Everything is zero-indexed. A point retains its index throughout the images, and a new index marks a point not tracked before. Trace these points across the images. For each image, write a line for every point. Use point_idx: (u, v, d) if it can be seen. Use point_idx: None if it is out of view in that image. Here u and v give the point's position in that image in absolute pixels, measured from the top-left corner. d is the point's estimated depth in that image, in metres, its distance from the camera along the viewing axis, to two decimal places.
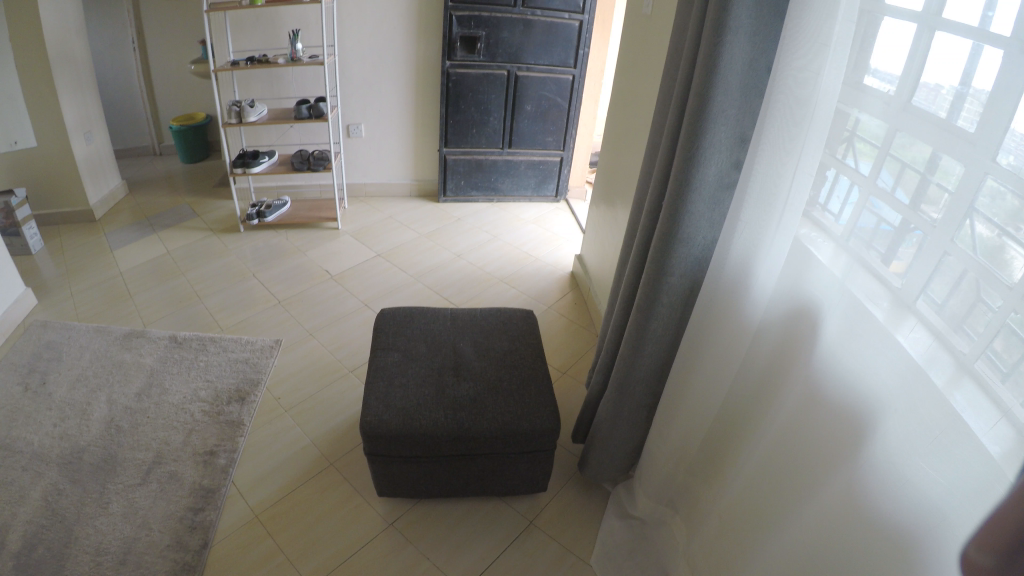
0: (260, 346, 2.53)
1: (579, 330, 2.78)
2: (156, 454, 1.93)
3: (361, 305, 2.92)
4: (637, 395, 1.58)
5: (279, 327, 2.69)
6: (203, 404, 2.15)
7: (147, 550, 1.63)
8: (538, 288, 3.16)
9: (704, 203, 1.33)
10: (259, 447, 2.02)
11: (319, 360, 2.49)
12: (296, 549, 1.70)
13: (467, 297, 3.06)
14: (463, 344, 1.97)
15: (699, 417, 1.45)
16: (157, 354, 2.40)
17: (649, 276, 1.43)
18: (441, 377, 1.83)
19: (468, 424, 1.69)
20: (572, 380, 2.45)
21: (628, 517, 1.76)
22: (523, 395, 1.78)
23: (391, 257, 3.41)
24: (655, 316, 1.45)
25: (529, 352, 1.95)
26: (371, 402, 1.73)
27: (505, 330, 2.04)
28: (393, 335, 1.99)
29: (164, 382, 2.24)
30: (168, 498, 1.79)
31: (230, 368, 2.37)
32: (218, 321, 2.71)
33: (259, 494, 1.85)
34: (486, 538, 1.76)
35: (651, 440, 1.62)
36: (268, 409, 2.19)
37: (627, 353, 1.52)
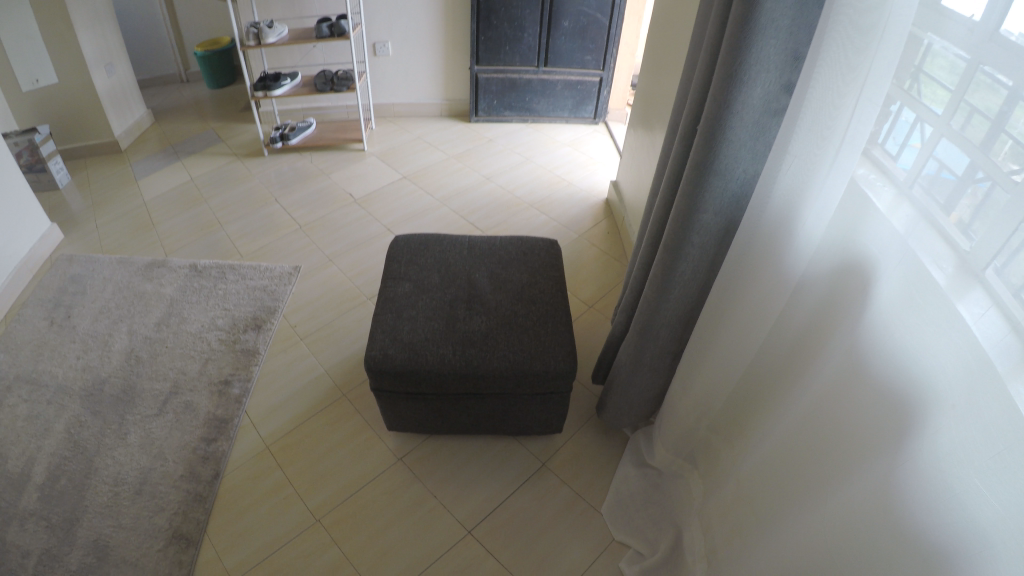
0: (277, 274, 2.45)
1: (611, 263, 2.55)
2: (174, 385, 1.92)
3: (384, 230, 2.79)
4: (662, 341, 1.39)
5: (299, 256, 2.58)
6: (220, 333, 2.12)
7: (161, 481, 1.65)
8: (570, 214, 2.91)
9: (745, 131, 1.05)
10: (273, 376, 1.99)
11: (338, 289, 2.39)
12: (305, 482, 1.67)
13: (493, 223, 2.85)
14: (479, 275, 1.74)
15: (720, 383, 1.27)
16: (177, 283, 2.37)
17: (674, 219, 1.19)
18: (452, 311, 1.61)
19: (477, 361, 1.49)
20: (601, 315, 2.26)
21: (645, 467, 1.65)
22: (538, 332, 1.56)
23: (417, 180, 3.23)
24: (680, 265, 1.23)
25: (549, 282, 1.72)
26: (377, 336, 1.54)
27: (526, 259, 1.81)
28: (405, 264, 1.78)
29: (183, 312, 2.21)
30: (183, 429, 1.79)
31: (247, 296, 2.31)
32: (238, 249, 2.62)
33: (271, 425, 1.83)
34: (496, 479, 1.69)
35: (672, 391, 1.44)
36: (284, 337, 2.14)
37: (647, 304, 1.32)
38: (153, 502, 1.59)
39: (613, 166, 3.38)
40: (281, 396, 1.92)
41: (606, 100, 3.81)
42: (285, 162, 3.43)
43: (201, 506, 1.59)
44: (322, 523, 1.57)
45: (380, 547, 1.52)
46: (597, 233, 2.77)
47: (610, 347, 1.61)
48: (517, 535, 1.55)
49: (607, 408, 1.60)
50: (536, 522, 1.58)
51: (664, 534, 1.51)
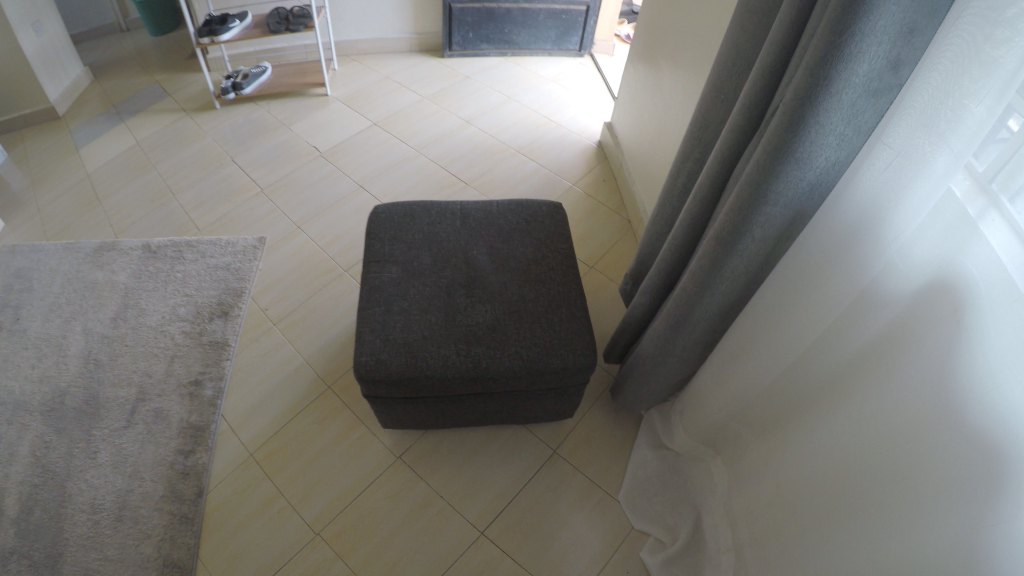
0: (241, 248, 2.21)
1: (607, 216, 2.33)
2: (140, 390, 1.73)
3: (357, 187, 2.53)
4: (696, 334, 1.24)
5: (263, 227, 2.33)
6: (184, 325, 1.90)
7: (142, 504, 1.51)
8: (560, 160, 2.66)
9: (837, 116, 0.84)
10: (248, 370, 1.82)
11: (310, 262, 2.18)
12: (298, 491, 1.55)
13: (477, 175, 2.59)
14: (480, 252, 1.48)
15: (761, 384, 1.13)
16: (130, 268, 2.10)
17: (728, 207, 1.02)
18: (452, 300, 1.37)
19: (483, 361, 1.28)
20: (602, 277, 2.07)
21: (662, 449, 1.55)
22: (544, 321, 1.34)
23: (388, 126, 2.92)
24: (731, 260, 1.07)
25: (551, 256, 1.48)
26: (366, 336, 1.29)
27: (520, 228, 1.54)
28: (388, 242, 1.49)
29: (141, 302, 1.97)
30: (156, 442, 1.63)
31: (210, 278, 2.07)
32: (194, 224, 2.34)
33: (252, 429, 1.68)
34: (504, 472, 1.58)
35: (703, 378, 1.31)
36: (256, 323, 1.95)
37: (682, 296, 1.17)
38: (137, 529, 1.46)
39: (604, 104, 3.08)
40: (258, 393, 1.76)
41: (593, 30, 3.43)
42: (240, 115, 3.07)
43: (189, 529, 1.47)
44: (322, 537, 1.46)
45: (388, 559, 1.43)
46: (590, 181, 2.53)
47: (628, 328, 1.44)
48: (531, 531, 1.47)
49: (624, 391, 1.48)
50: (550, 517, 1.49)
51: (683, 520, 1.42)
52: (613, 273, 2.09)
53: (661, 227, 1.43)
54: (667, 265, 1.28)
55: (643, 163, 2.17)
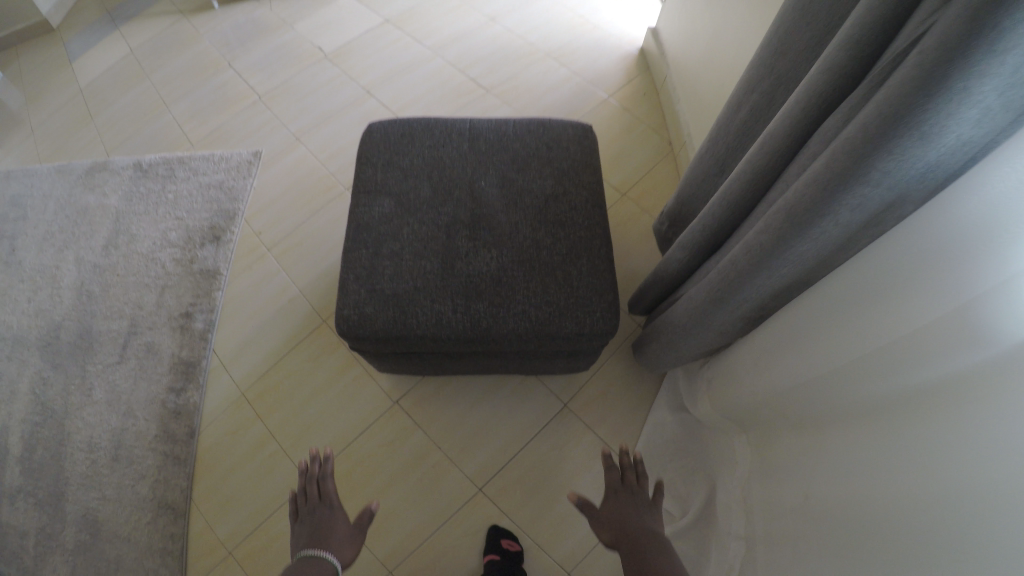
0: (235, 163, 1.84)
1: (643, 135, 1.93)
2: (131, 323, 1.53)
3: (362, 94, 2.07)
4: (730, 318, 0.96)
5: (256, 135, 1.94)
6: (174, 251, 1.63)
7: (137, 443, 1.38)
8: (598, 65, 2.19)
9: (996, 73, 0.47)
10: (238, 304, 1.56)
11: (307, 179, 1.80)
12: (289, 436, 1.36)
13: (500, 79, 2.11)
14: (507, 175, 0.99)
15: (805, 398, 0.88)
16: (121, 188, 1.78)
17: (795, 188, 0.71)
18: (460, 241, 0.93)
19: (487, 323, 0.88)
20: (633, 208, 1.68)
21: (683, 413, 1.35)
22: (570, 273, 0.91)
23: (401, 23, 2.33)
24: (783, 262, 0.77)
25: (591, 174, 1.00)
26: (347, 281, 0.90)
27: (550, 131, 1.04)
28: (380, 147, 1.03)
29: (130, 227, 1.69)
30: (149, 379, 1.45)
31: (201, 199, 1.74)
32: (187, 138, 1.92)
33: (246, 366, 1.46)
34: (511, 425, 1.37)
35: (737, 357, 1.05)
36: (249, 250, 1.64)
37: (718, 284, 0.90)
38: (132, 470, 1.35)
39: None
40: (248, 330, 1.52)
41: None
42: (237, 12, 2.49)
43: (182, 469, 1.33)
44: None
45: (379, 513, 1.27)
46: (631, 92, 2.07)
47: (659, 280, 1.15)
48: (532, 490, 1.29)
49: (650, 348, 1.23)
50: (552, 478, 1.31)
51: (697, 491, 1.25)
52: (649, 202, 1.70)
53: (714, 165, 1.09)
54: (715, 227, 0.97)
55: (694, 72, 1.71)
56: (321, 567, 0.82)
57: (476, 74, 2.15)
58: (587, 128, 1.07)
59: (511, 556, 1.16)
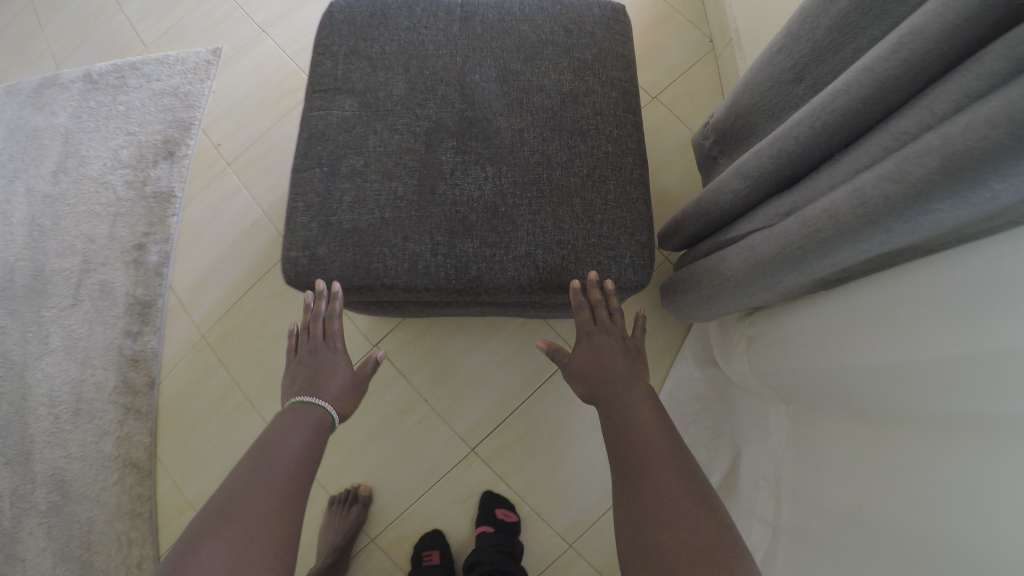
0: (190, 63, 1.28)
1: (683, 28, 1.27)
2: (84, 259, 1.16)
3: None
4: (795, 283, 0.70)
5: (214, 12, 1.32)
6: (125, 173, 1.20)
7: (98, 396, 1.10)
8: None
9: None
10: (198, 230, 1.16)
11: (273, 79, 1.25)
12: (256, 384, 1.05)
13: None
14: (509, 69, 0.73)
15: (876, 387, 0.64)
16: (69, 106, 1.32)
17: (953, 126, 0.43)
18: (440, 162, 0.70)
19: (478, 271, 0.67)
20: (664, 115, 1.20)
21: (711, 367, 1.09)
22: (590, 202, 0.69)
23: None
24: (902, 232, 0.51)
25: (623, 69, 0.74)
26: (296, 211, 0.71)
27: (571, 10, 0.76)
28: (343, 32, 0.78)
29: (81, 146, 1.26)
30: (105, 321, 1.13)
31: (154, 110, 1.25)
32: (141, 38, 1.34)
33: (206, 304, 1.11)
34: (516, 367, 1.01)
35: (801, 319, 0.78)
36: (206, 166, 1.20)
37: (790, 247, 0.64)
38: (97, 425, 1.08)
39: None
40: (212, 257, 1.14)
41: None
42: None
43: (145, 425, 1.07)
44: None
45: (358, 473, 0.97)
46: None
47: (698, 215, 0.85)
48: (526, 466, 0.97)
49: (676, 300, 0.95)
50: (560, 435, 0.98)
51: (720, 458, 1.04)
52: (686, 109, 1.21)
53: (786, 69, 0.75)
54: (791, 160, 0.66)
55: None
56: (310, 421, 0.62)
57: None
58: (619, 6, 0.77)
59: (510, 531, 0.90)
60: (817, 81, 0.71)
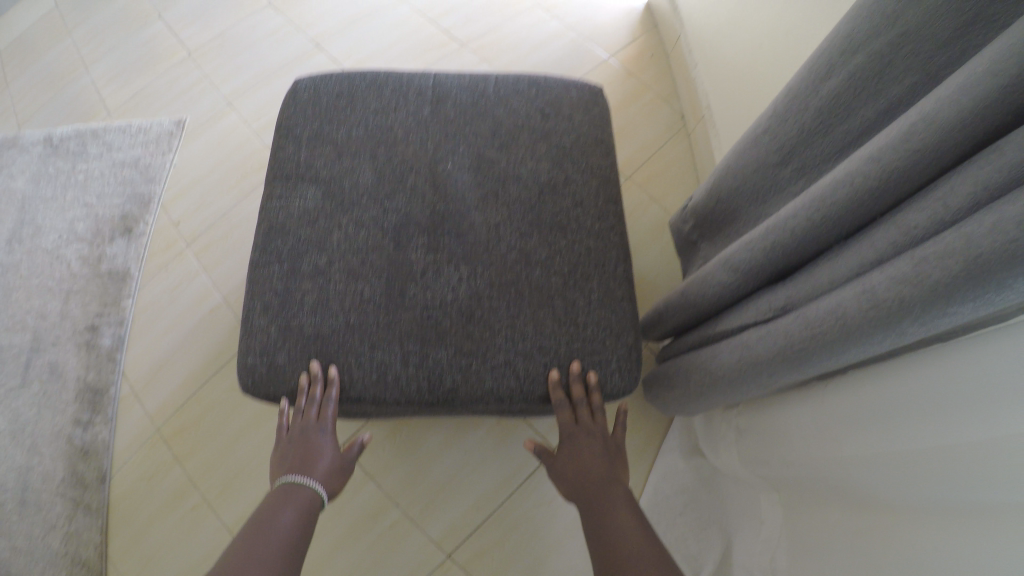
0: (153, 135, 1.26)
1: (654, 105, 1.26)
2: (34, 336, 1.08)
3: (309, 51, 1.35)
4: (788, 381, 0.64)
5: (178, 83, 1.33)
6: (79, 248, 1.14)
7: (45, 487, 0.98)
8: (611, 8, 1.39)
9: None
10: (154, 313, 1.09)
11: (234, 154, 1.23)
12: (216, 482, 0.95)
13: (479, 28, 1.35)
14: (481, 158, 0.69)
15: (888, 482, 0.56)
16: (27, 169, 1.24)
17: (977, 224, 0.38)
18: (408, 259, 0.65)
19: (453, 382, 0.61)
20: (639, 194, 1.16)
21: (698, 457, 1.01)
22: (573, 302, 0.64)
23: None
24: (915, 333, 0.45)
25: (603, 157, 0.71)
26: (252, 312, 0.64)
27: (546, 92, 0.73)
28: (306, 113, 0.73)
29: (36, 215, 1.18)
30: (54, 406, 1.03)
31: (112, 181, 1.21)
32: (104, 104, 1.33)
33: (162, 393, 1.03)
34: (497, 466, 0.95)
35: (793, 414, 0.72)
36: (163, 247, 1.15)
37: (789, 347, 0.58)
38: (43, 518, 0.96)
39: None
40: (168, 343, 1.07)
41: None
42: None
43: (93, 521, 0.95)
44: None
45: None
46: (652, 24, 1.37)
47: (684, 306, 0.80)
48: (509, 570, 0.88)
49: (662, 395, 0.88)
50: (541, 540, 0.90)
51: (710, 551, 0.91)
52: (661, 188, 1.17)
53: (771, 151, 0.71)
54: (785, 252, 0.62)
55: (700, 19, 1.17)
56: (297, 502, 0.56)
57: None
58: (595, 88, 0.75)
59: None
60: (806, 163, 0.67)
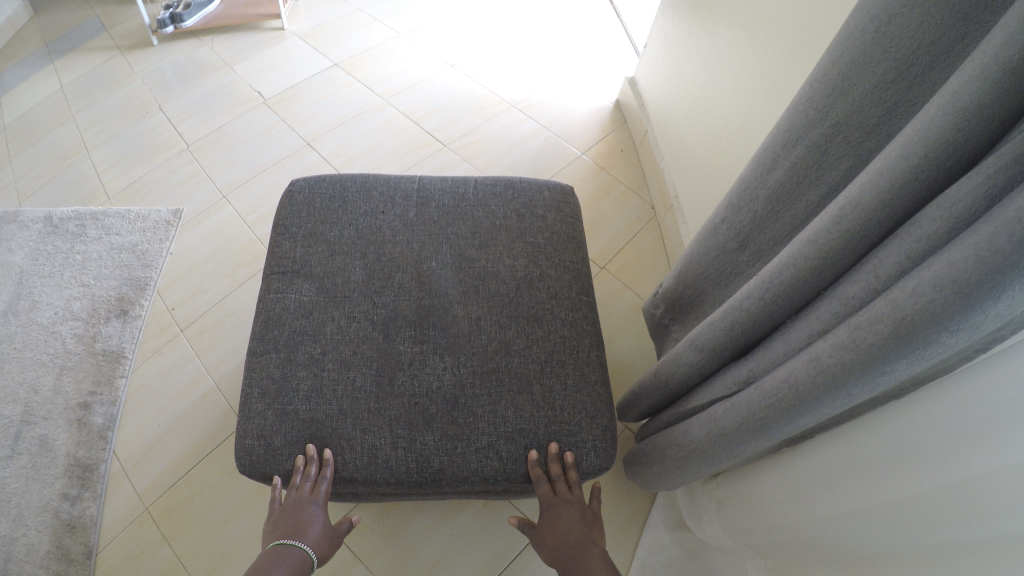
0: (151, 223, 1.34)
1: (625, 196, 1.38)
2: (25, 409, 1.08)
3: (302, 146, 1.46)
4: (755, 447, 0.67)
5: (177, 172, 1.43)
6: (75, 326, 1.17)
7: (28, 559, 0.95)
8: (580, 109, 1.54)
9: None
10: (146, 395, 1.12)
11: (231, 244, 1.31)
12: (205, 562, 0.96)
13: (459, 129, 1.48)
14: (464, 257, 0.77)
15: (861, 533, 0.58)
16: (26, 245, 1.28)
17: (900, 292, 0.43)
18: (397, 348, 0.71)
19: (441, 464, 0.65)
20: (614, 282, 1.23)
21: (682, 530, 1.03)
22: (550, 388, 0.70)
23: (352, 66, 1.66)
24: (861, 393, 0.50)
25: (574, 252, 0.80)
26: (250, 399, 0.68)
27: (522, 193, 0.83)
28: (303, 213, 0.81)
29: (31, 291, 1.21)
30: (43, 479, 1.02)
31: (109, 263, 1.26)
32: (105, 188, 1.40)
33: (154, 471, 1.05)
34: (482, 547, 0.98)
35: (768, 477, 0.75)
36: (159, 329, 1.20)
37: (751, 416, 0.62)
38: None
39: (645, 10, 1.88)
40: (160, 424, 1.10)
41: None
42: (186, 47, 1.73)
43: None
44: None
45: None
46: (619, 120, 1.53)
47: (657, 387, 0.86)
48: None
49: (641, 473, 0.94)
50: None
51: None
52: (633, 276, 1.25)
53: (729, 237, 0.79)
54: (740, 332, 0.68)
55: (665, 111, 1.31)
56: (289, 563, 0.60)
57: (466, 102, 1.55)
58: (567, 187, 0.86)
59: None
60: (761, 248, 0.75)
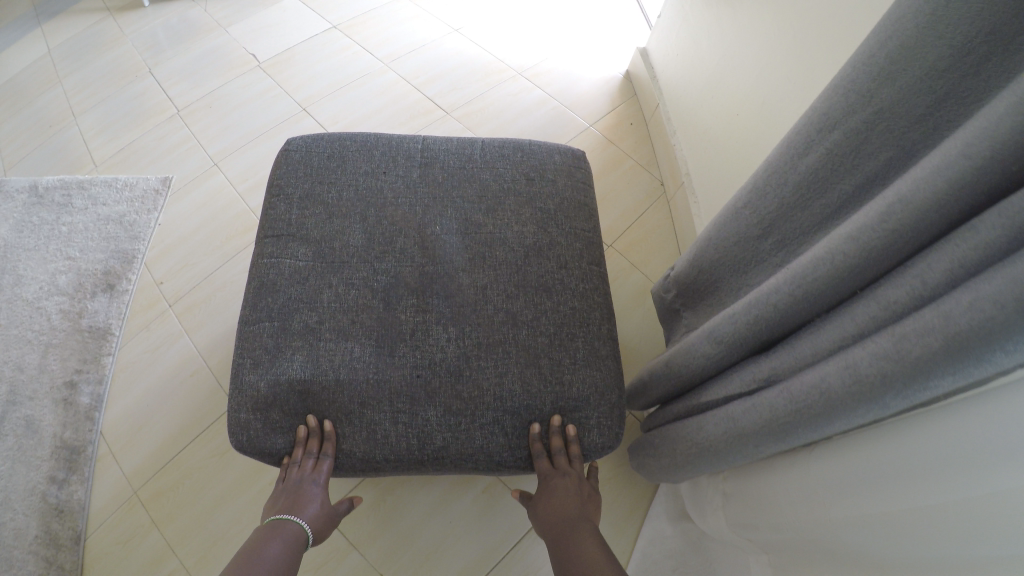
0: (139, 192, 1.28)
1: (635, 171, 1.32)
2: (9, 389, 1.04)
3: (298, 113, 1.40)
4: (769, 451, 0.62)
5: (168, 139, 1.37)
6: (60, 301, 1.12)
7: (15, 545, 0.92)
8: (590, 78, 1.49)
9: None
10: (134, 373, 1.08)
11: (222, 214, 1.26)
12: (195, 547, 0.92)
13: (463, 96, 1.43)
14: (466, 230, 0.71)
15: (871, 548, 0.53)
16: (11, 216, 1.23)
17: (954, 303, 0.37)
18: (396, 321, 0.66)
19: (444, 441, 0.61)
20: (620, 260, 1.19)
21: (684, 521, 0.99)
22: (559, 362, 0.65)
23: (352, 29, 1.59)
24: (899, 406, 0.43)
25: (587, 219, 0.75)
26: (240, 368, 0.64)
27: (532, 156, 0.78)
28: (299, 173, 0.75)
29: (16, 263, 1.17)
30: (29, 460, 0.98)
31: (95, 235, 1.21)
32: (93, 156, 1.35)
33: (143, 451, 1.00)
34: (483, 533, 0.93)
35: (774, 480, 0.69)
36: (147, 304, 1.15)
37: (773, 420, 0.56)
38: None
39: None
40: (148, 402, 1.05)
41: None
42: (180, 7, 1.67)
43: None
44: None
45: None
46: (629, 92, 1.48)
47: (667, 376, 0.81)
48: None
49: (646, 464, 0.89)
50: None
51: None
52: (640, 255, 1.20)
53: (751, 224, 0.71)
54: (763, 327, 0.62)
55: (679, 87, 1.25)
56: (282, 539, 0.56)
57: (471, 68, 1.49)
58: (578, 151, 0.81)
59: None
60: (786, 237, 0.67)
